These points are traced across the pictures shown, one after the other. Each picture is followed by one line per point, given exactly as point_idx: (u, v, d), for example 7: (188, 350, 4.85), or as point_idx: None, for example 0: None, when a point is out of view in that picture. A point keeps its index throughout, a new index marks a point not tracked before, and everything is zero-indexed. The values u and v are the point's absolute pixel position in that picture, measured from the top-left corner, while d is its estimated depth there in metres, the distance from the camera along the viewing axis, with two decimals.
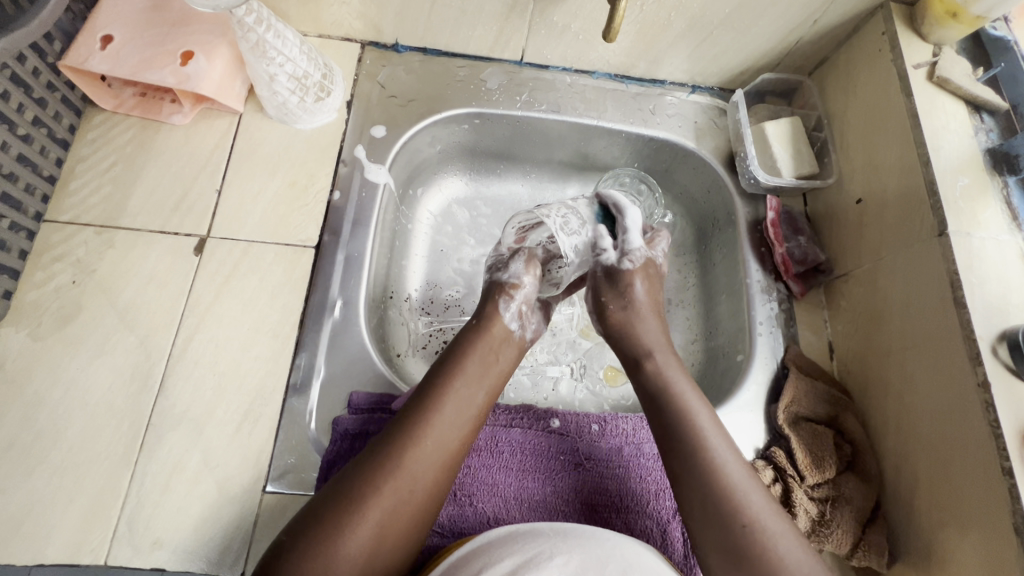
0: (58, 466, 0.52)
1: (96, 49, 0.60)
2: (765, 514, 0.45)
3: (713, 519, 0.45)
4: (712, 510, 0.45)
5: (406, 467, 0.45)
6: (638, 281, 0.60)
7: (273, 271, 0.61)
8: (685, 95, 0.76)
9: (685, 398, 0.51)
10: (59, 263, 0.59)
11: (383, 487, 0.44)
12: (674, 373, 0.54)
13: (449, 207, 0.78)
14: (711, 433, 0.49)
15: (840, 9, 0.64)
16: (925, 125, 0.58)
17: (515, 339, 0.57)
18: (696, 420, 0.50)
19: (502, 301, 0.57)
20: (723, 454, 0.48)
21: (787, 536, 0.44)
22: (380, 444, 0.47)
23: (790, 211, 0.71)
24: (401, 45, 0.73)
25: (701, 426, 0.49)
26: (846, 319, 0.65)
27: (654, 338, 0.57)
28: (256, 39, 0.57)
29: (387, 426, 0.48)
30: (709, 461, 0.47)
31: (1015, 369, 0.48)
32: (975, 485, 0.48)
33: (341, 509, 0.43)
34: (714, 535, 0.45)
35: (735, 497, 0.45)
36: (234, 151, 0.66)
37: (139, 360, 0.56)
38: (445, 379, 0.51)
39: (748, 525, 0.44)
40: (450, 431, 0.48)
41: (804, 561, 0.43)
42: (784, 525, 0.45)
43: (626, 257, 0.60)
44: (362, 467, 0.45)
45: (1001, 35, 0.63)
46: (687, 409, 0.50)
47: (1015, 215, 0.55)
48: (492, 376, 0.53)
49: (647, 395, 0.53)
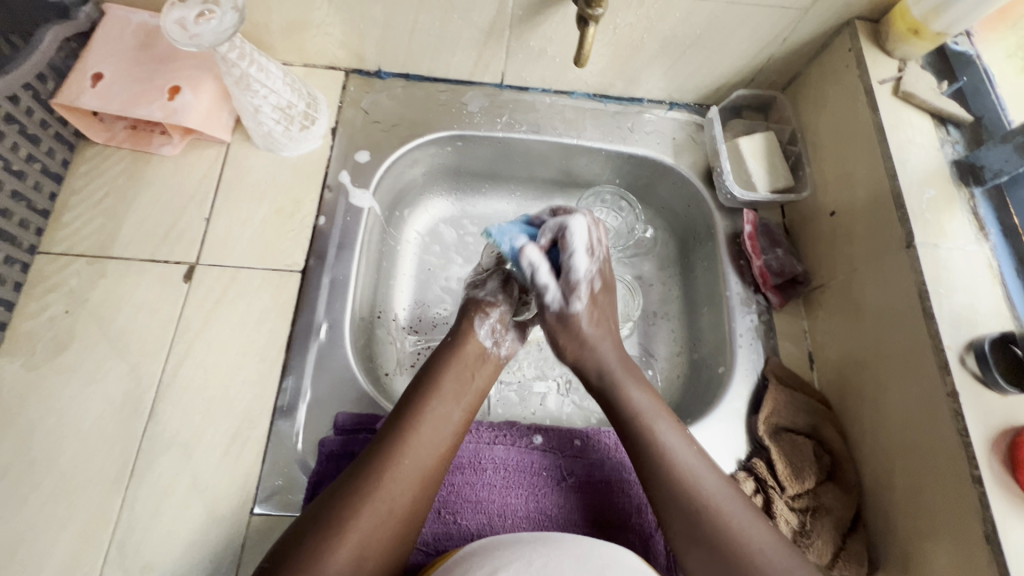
0: (52, 492, 0.54)
1: (87, 87, 0.62)
2: (742, 519, 0.48)
3: (697, 535, 0.48)
4: (695, 526, 0.48)
5: (387, 486, 0.47)
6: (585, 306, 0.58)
7: (260, 297, 0.63)
8: (663, 112, 0.78)
9: (647, 417, 0.54)
10: (52, 293, 0.61)
11: (364, 506, 0.45)
12: (635, 397, 0.55)
13: (436, 226, 0.79)
14: (677, 447, 0.52)
15: (807, 27, 0.66)
16: (891, 139, 0.60)
17: (490, 356, 0.59)
18: (648, 418, 0.54)
19: (477, 319, 0.59)
20: (694, 466, 0.51)
21: (749, 521, 0.48)
22: (360, 466, 0.48)
23: (767, 223, 0.72)
24: (384, 72, 0.75)
25: (666, 444, 0.52)
26: (824, 328, 0.66)
27: (614, 366, 0.57)
28: (240, 73, 0.59)
29: (368, 447, 0.49)
30: (683, 476, 0.50)
31: (983, 377, 0.49)
32: (950, 494, 0.48)
33: (319, 533, 0.43)
34: (696, 547, 0.47)
35: (692, 486, 0.49)
36: (222, 180, 0.68)
37: (129, 387, 0.58)
38: (422, 398, 0.53)
39: (729, 533, 0.47)
40: (430, 448, 0.50)
41: (766, 541, 0.47)
42: (759, 525, 0.48)
43: (573, 294, 0.58)
44: (343, 490, 0.46)
45: (964, 49, 0.65)
46: (649, 429, 0.53)
47: (982, 225, 0.57)
48: (471, 394, 0.55)
49: (616, 421, 0.55)
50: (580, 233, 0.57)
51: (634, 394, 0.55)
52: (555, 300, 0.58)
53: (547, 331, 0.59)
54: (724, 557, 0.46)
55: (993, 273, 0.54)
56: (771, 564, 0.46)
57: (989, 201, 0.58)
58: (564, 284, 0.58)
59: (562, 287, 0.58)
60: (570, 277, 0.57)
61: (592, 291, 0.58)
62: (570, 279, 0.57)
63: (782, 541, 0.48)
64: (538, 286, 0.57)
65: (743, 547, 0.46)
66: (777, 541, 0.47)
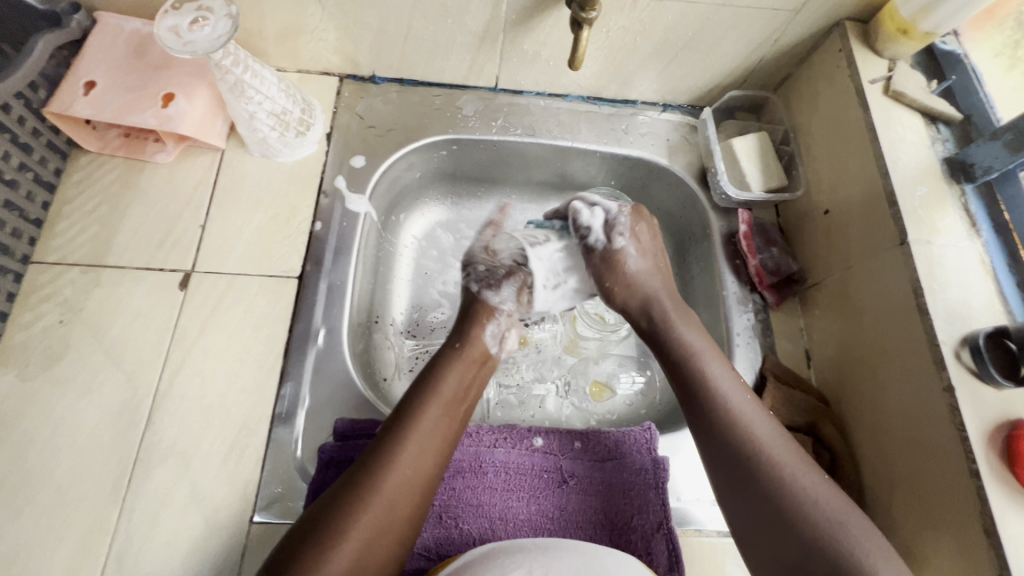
0: (49, 504, 0.53)
1: (79, 95, 0.62)
2: (796, 466, 0.46)
3: (748, 485, 0.46)
4: (744, 474, 0.47)
5: (387, 491, 0.46)
6: (631, 248, 0.62)
7: (257, 304, 0.63)
8: (657, 114, 0.78)
9: (701, 358, 0.54)
10: (46, 303, 0.60)
11: (363, 515, 0.44)
12: (690, 336, 0.57)
13: (432, 230, 0.79)
14: (729, 391, 0.52)
15: (798, 28, 0.67)
16: (883, 138, 0.61)
17: (494, 358, 0.61)
18: (698, 360, 0.54)
19: (489, 322, 0.62)
20: (747, 410, 0.50)
21: (795, 461, 0.47)
22: (354, 474, 0.47)
23: (762, 223, 0.73)
24: (378, 77, 0.75)
25: (717, 386, 0.52)
26: (821, 326, 0.66)
27: (660, 294, 0.61)
28: (234, 79, 0.59)
29: (363, 455, 0.48)
30: (732, 416, 0.50)
31: (978, 371, 0.50)
32: (947, 489, 0.49)
33: (318, 540, 0.42)
34: (742, 489, 0.46)
35: (742, 425, 0.49)
36: (218, 186, 0.68)
37: (126, 396, 0.57)
38: (420, 403, 0.52)
39: (779, 478, 0.45)
40: (429, 455, 0.49)
41: (817, 484, 0.45)
42: (811, 470, 0.46)
43: (614, 231, 0.63)
44: (340, 498, 0.45)
45: (952, 49, 0.66)
46: (700, 370, 0.53)
47: (974, 222, 0.57)
48: (466, 402, 0.56)
49: (668, 361, 0.56)
50: (596, 196, 0.66)
51: (686, 332, 0.57)
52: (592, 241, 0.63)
53: (594, 275, 0.63)
54: (779, 509, 0.44)
55: (985, 269, 0.55)
56: (823, 511, 0.43)
57: (981, 197, 0.58)
58: (607, 225, 0.63)
59: (605, 229, 0.63)
60: (608, 219, 0.63)
61: (635, 230, 0.63)
62: (609, 219, 0.63)
63: (835, 490, 0.45)
64: (583, 227, 0.64)
65: (795, 494, 0.44)
66: (833, 493, 0.45)
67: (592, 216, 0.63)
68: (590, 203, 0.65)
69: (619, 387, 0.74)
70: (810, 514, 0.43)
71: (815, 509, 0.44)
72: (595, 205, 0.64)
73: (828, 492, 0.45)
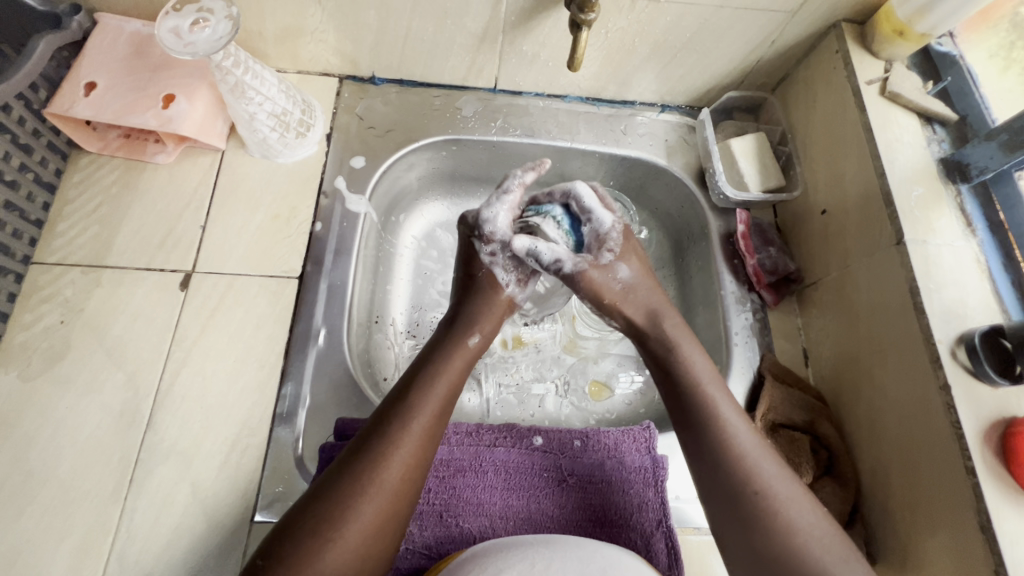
0: (50, 503, 0.53)
1: (80, 96, 0.62)
2: (794, 507, 0.46)
3: (744, 524, 0.46)
4: (744, 513, 0.46)
5: (383, 477, 0.45)
6: (622, 263, 0.60)
7: (258, 304, 0.63)
8: (655, 115, 0.79)
9: (707, 388, 0.52)
10: (47, 303, 0.60)
11: (359, 503, 0.44)
12: (696, 363, 0.54)
13: (432, 230, 0.80)
14: (737, 428, 0.50)
15: (795, 30, 0.67)
16: (880, 138, 0.61)
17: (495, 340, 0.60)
18: (705, 389, 0.52)
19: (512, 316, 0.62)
20: (751, 446, 0.49)
21: (795, 500, 0.46)
22: (351, 459, 0.46)
23: (760, 223, 0.73)
24: (378, 78, 0.75)
25: (726, 421, 0.50)
26: (819, 325, 0.67)
27: (660, 306, 0.58)
28: (234, 80, 0.59)
29: (354, 442, 0.48)
30: (738, 454, 0.48)
31: (974, 370, 0.50)
32: (943, 485, 0.49)
33: (314, 527, 0.42)
34: (741, 528, 0.46)
35: (747, 464, 0.48)
36: (218, 187, 0.68)
37: (127, 396, 0.58)
38: (421, 386, 0.51)
39: (778, 521, 0.45)
40: (427, 442, 0.49)
41: (814, 525, 0.45)
42: (811, 510, 0.46)
43: (602, 247, 0.59)
44: (337, 483, 0.45)
45: (947, 50, 0.66)
46: (708, 401, 0.51)
47: (969, 221, 0.58)
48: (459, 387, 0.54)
49: (671, 387, 0.54)
50: (591, 195, 0.59)
51: (692, 358, 0.54)
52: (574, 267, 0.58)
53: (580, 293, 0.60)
54: (775, 551, 0.45)
55: (981, 268, 0.55)
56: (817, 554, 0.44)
57: (976, 197, 0.59)
58: (592, 241, 0.60)
59: (595, 244, 0.60)
60: (598, 234, 0.59)
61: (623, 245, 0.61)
62: (599, 234, 0.59)
63: (829, 527, 0.46)
64: (549, 262, 0.57)
65: (792, 538, 0.45)
66: (827, 530, 0.46)
67: (550, 249, 0.57)
68: (585, 214, 0.60)
69: (618, 386, 0.74)
70: (804, 558, 0.44)
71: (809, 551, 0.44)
72: (591, 213, 0.59)
73: (824, 531, 0.45)
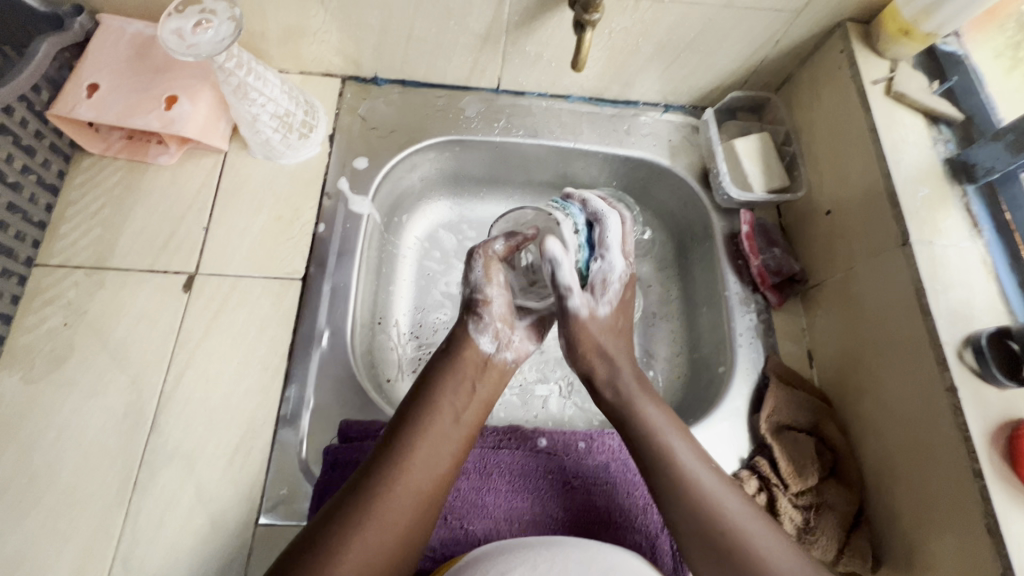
0: (54, 506, 0.53)
1: (82, 97, 0.62)
2: (767, 544, 0.46)
3: (724, 568, 0.45)
4: (721, 556, 0.46)
5: (381, 507, 0.45)
6: (608, 311, 0.59)
7: (261, 305, 0.63)
8: (659, 115, 0.78)
9: (663, 434, 0.52)
10: (51, 305, 0.60)
11: (356, 532, 0.43)
12: (649, 411, 0.54)
13: (435, 231, 0.79)
14: (697, 469, 0.50)
15: (800, 29, 0.67)
16: (885, 139, 0.61)
17: (495, 362, 0.57)
18: (662, 436, 0.52)
19: (473, 324, 0.57)
20: (715, 487, 0.49)
21: (767, 536, 0.46)
22: (349, 491, 0.46)
23: (763, 224, 0.73)
24: (380, 78, 0.75)
25: (685, 463, 0.50)
26: (823, 326, 0.66)
27: (626, 381, 0.57)
28: (237, 82, 0.59)
29: (364, 465, 0.48)
30: (703, 496, 0.48)
31: (980, 371, 0.50)
32: (950, 489, 0.49)
33: (312, 557, 0.42)
34: (721, 572, 0.46)
35: (713, 505, 0.48)
36: (220, 188, 0.68)
37: (131, 398, 0.58)
38: (420, 416, 0.51)
39: (755, 559, 0.45)
40: (427, 474, 0.48)
41: (790, 559, 0.45)
42: (786, 547, 0.46)
43: (604, 290, 0.59)
44: (336, 513, 0.45)
45: (953, 50, 0.66)
46: (666, 449, 0.51)
47: (975, 222, 0.58)
48: (470, 410, 0.54)
49: (628, 438, 0.54)
50: (614, 233, 0.59)
51: (647, 407, 0.54)
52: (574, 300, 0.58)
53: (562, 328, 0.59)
54: None
55: (987, 269, 0.55)
56: None
57: (982, 198, 0.59)
58: (596, 283, 0.58)
59: (597, 287, 0.58)
60: (606, 278, 0.59)
61: (620, 296, 0.60)
62: (606, 280, 0.59)
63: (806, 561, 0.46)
64: (562, 284, 0.57)
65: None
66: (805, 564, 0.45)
67: (570, 272, 0.57)
68: (600, 248, 0.59)
69: None
70: None
71: None
72: (606, 256, 0.59)
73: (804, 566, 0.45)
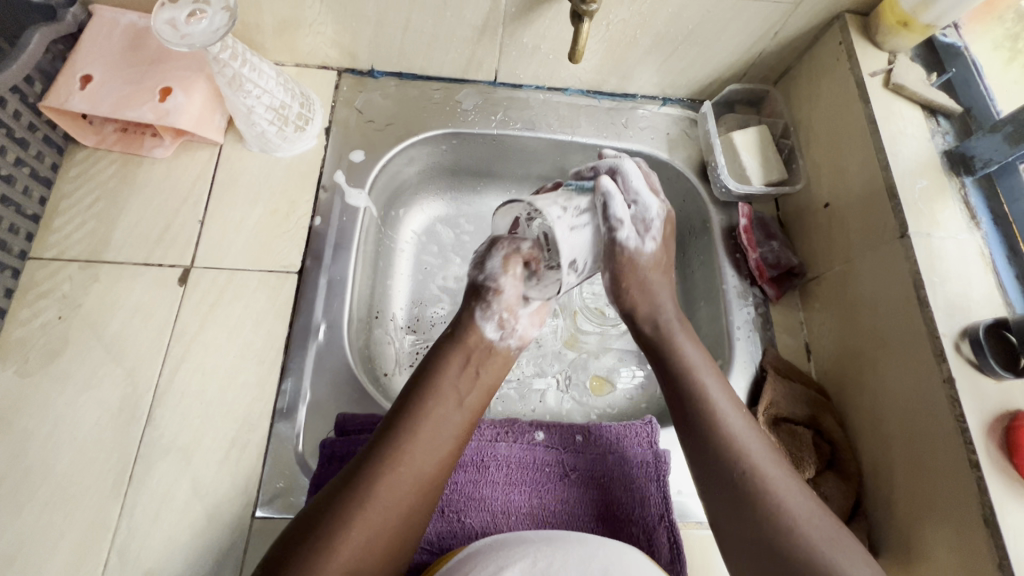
0: (50, 500, 0.53)
1: (76, 89, 0.61)
2: (785, 490, 0.46)
3: (737, 507, 0.46)
4: (734, 495, 0.47)
5: (381, 493, 0.45)
6: (651, 249, 0.59)
7: (257, 299, 0.63)
8: (657, 108, 0.78)
9: (697, 371, 0.54)
10: (45, 299, 0.60)
11: (356, 518, 0.43)
12: (687, 349, 0.56)
13: (432, 225, 0.79)
14: (725, 407, 0.51)
15: (798, 21, 0.66)
16: (883, 131, 0.61)
17: (499, 348, 0.56)
18: (696, 375, 0.54)
19: (480, 310, 0.55)
20: (740, 428, 0.50)
21: (784, 481, 0.47)
22: (349, 476, 0.46)
23: (762, 217, 0.73)
24: (376, 71, 0.74)
25: (715, 401, 0.51)
26: (822, 319, 0.66)
27: (669, 314, 0.58)
28: (232, 73, 0.59)
29: (364, 450, 0.48)
30: (725, 435, 0.49)
31: (978, 363, 0.50)
32: (946, 481, 0.49)
33: (310, 546, 0.41)
34: (733, 513, 0.47)
35: (735, 444, 0.49)
36: (216, 181, 0.67)
37: (126, 392, 0.57)
38: (419, 401, 0.50)
39: (768, 500, 0.45)
40: (428, 457, 0.48)
41: (805, 507, 0.45)
42: (803, 498, 0.46)
43: (648, 230, 0.59)
44: (335, 500, 0.44)
45: (952, 42, 0.66)
46: (698, 384, 0.53)
47: (973, 214, 0.57)
48: (473, 394, 0.53)
49: (664, 374, 0.55)
50: (639, 176, 0.58)
51: (686, 346, 0.56)
52: (627, 240, 0.57)
53: (612, 278, 0.59)
54: (768, 534, 0.44)
55: (985, 261, 0.55)
56: (812, 534, 0.44)
57: (980, 190, 0.58)
58: (639, 224, 0.58)
59: (638, 228, 0.58)
60: (643, 219, 0.59)
61: (662, 234, 0.60)
62: (643, 220, 0.59)
63: (822, 513, 0.46)
64: (614, 221, 0.56)
65: (783, 517, 0.45)
66: (821, 514, 0.45)
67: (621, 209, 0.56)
68: (630, 193, 0.58)
69: (619, 381, 0.74)
70: (797, 538, 0.44)
71: (801, 530, 0.44)
72: (637, 200, 0.58)
73: (819, 516, 0.45)
